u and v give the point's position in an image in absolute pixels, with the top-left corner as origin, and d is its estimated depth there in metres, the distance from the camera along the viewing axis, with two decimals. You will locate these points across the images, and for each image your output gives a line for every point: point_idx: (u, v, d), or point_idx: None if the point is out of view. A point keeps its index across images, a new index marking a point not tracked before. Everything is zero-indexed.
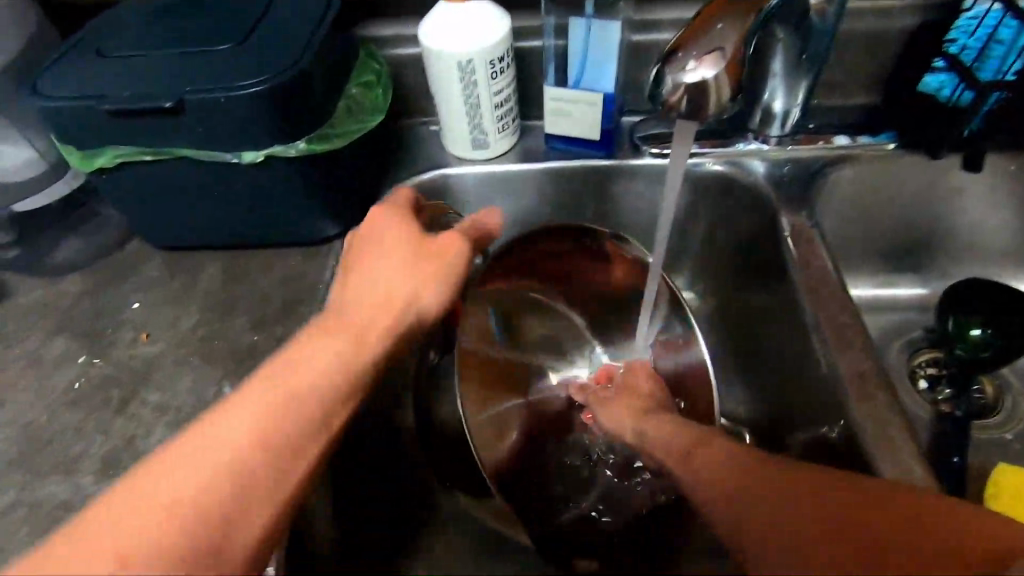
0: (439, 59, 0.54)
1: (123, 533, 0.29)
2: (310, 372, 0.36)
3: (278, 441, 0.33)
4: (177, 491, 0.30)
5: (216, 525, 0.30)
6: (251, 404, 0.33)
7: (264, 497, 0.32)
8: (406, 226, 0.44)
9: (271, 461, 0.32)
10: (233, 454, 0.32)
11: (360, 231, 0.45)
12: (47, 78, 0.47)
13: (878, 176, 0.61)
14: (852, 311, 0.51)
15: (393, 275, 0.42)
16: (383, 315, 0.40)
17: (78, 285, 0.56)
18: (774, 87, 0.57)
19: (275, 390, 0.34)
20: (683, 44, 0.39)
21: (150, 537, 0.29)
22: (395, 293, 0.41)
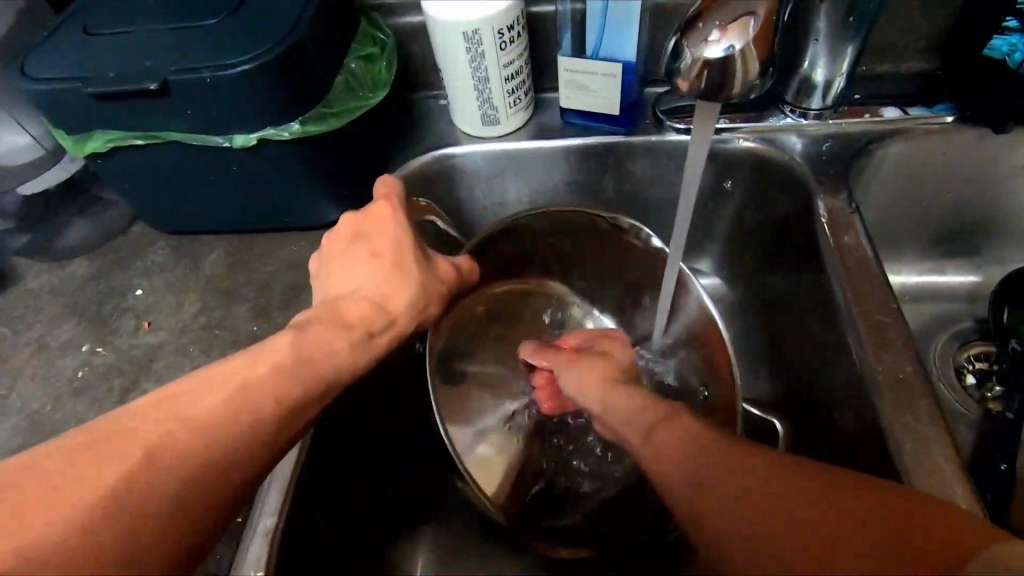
0: (442, 29, 0.50)
1: (87, 488, 0.26)
2: (307, 345, 0.34)
3: (264, 403, 0.31)
4: (153, 447, 0.28)
5: (188, 490, 0.28)
6: (242, 371, 0.32)
7: (241, 460, 0.30)
8: (404, 228, 0.43)
9: (255, 423, 0.31)
10: (216, 418, 0.30)
11: (358, 226, 0.43)
12: (33, 58, 0.45)
13: (931, 152, 0.55)
14: (894, 308, 0.46)
15: (397, 283, 0.41)
16: (383, 316, 0.39)
17: (85, 270, 0.56)
18: (815, 55, 0.51)
19: (273, 355, 0.33)
20: (705, 12, 0.34)
21: (104, 485, 0.26)
22: (396, 304, 0.40)
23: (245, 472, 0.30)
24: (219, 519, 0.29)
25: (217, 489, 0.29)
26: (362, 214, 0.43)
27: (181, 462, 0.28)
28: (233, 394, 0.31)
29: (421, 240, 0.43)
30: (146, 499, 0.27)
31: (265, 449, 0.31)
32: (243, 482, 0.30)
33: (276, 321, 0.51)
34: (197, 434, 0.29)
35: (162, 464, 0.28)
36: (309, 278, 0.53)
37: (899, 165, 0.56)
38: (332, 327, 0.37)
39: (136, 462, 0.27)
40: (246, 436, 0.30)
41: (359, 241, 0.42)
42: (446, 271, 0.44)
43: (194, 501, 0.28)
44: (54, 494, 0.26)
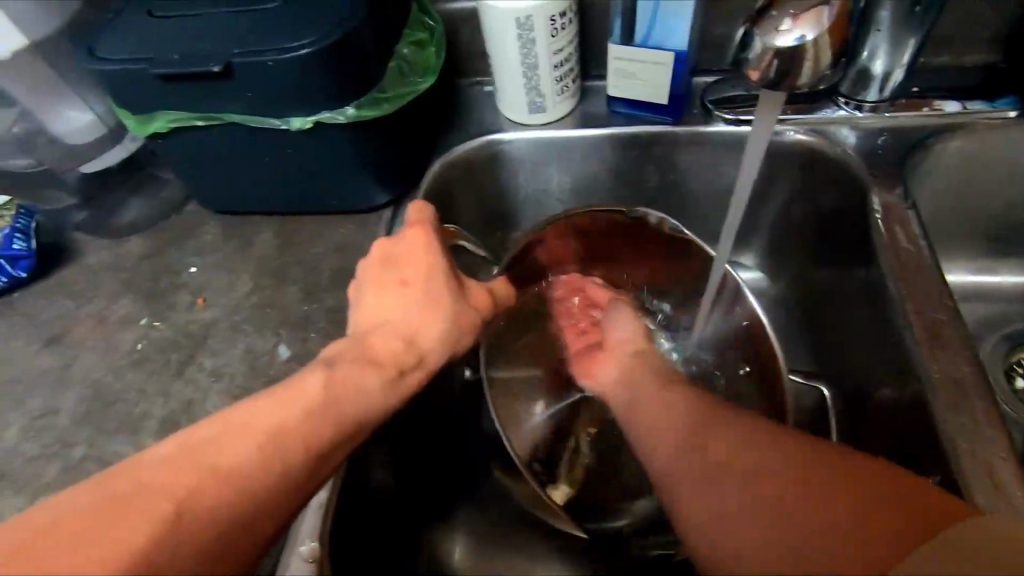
0: (495, 16, 0.50)
1: (116, 543, 0.26)
2: (339, 385, 0.34)
3: (294, 449, 0.31)
4: (182, 499, 0.27)
5: (216, 545, 0.28)
6: (272, 415, 0.31)
7: (270, 510, 0.30)
8: (433, 253, 0.41)
9: (285, 471, 0.30)
10: (245, 470, 0.29)
11: (391, 253, 0.42)
12: (102, 39, 0.46)
13: (993, 147, 0.53)
14: (949, 306, 0.45)
15: (426, 317, 0.39)
16: (415, 353, 0.38)
17: (141, 247, 0.58)
18: (875, 44, 0.50)
19: (304, 396, 0.32)
20: (777, 1, 0.33)
21: (137, 544, 0.26)
22: (425, 337, 0.39)
23: (275, 521, 0.30)
24: (247, 561, 0.29)
25: (244, 539, 0.29)
26: (392, 243, 0.42)
27: (209, 517, 0.28)
28: (264, 442, 0.30)
29: (455, 268, 0.42)
30: (172, 555, 0.26)
31: (294, 495, 0.31)
32: (272, 527, 0.30)
33: (325, 301, 0.52)
34: (228, 486, 0.28)
35: (191, 520, 0.27)
36: (356, 260, 0.54)
37: (957, 162, 0.54)
38: (364, 364, 0.36)
39: (165, 515, 0.27)
40: (276, 486, 0.30)
41: (392, 270, 0.41)
42: (480, 300, 0.42)
43: (222, 557, 0.28)
44: (85, 549, 0.26)
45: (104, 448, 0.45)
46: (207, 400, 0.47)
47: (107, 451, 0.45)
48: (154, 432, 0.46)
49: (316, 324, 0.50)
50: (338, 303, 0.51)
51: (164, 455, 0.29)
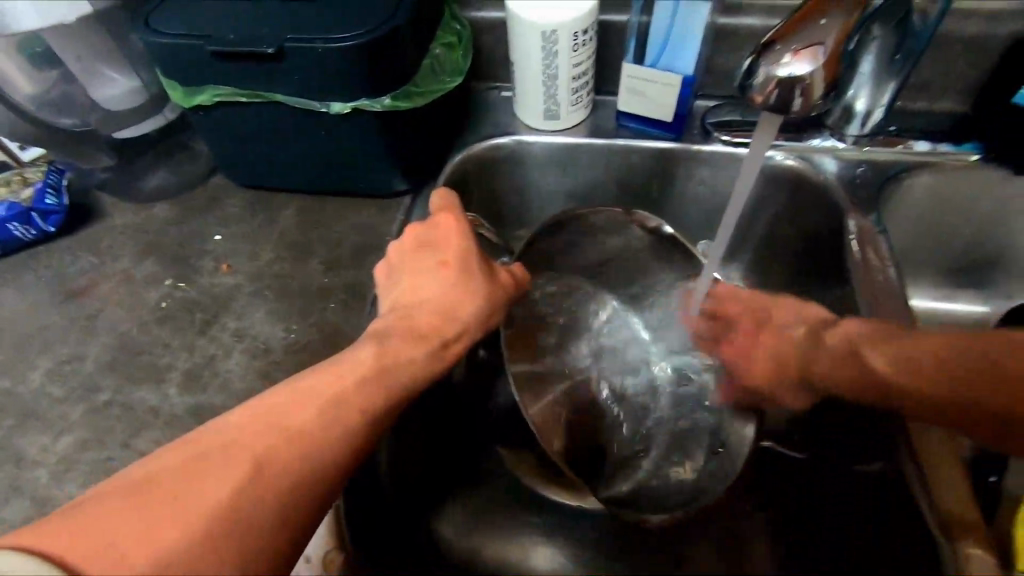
0: (523, 26, 0.54)
1: (209, 494, 0.29)
2: (386, 359, 0.38)
3: (352, 415, 0.34)
4: (261, 458, 0.31)
5: (293, 500, 0.31)
6: (328, 386, 0.35)
7: (333, 465, 0.33)
8: (467, 240, 0.45)
9: (345, 432, 0.34)
10: (314, 433, 0.33)
11: (428, 237, 0.46)
12: (160, 14, 0.50)
13: (957, 186, 0.60)
14: (911, 322, 0.50)
15: (463, 295, 0.43)
16: (454, 326, 0.42)
17: (166, 212, 0.61)
18: (860, 84, 0.56)
19: (357, 370, 0.36)
20: (781, 37, 0.38)
21: (226, 494, 0.29)
22: (463, 314, 0.43)
23: (337, 480, 0.33)
24: (317, 514, 0.33)
25: (317, 495, 0.32)
26: (429, 228, 0.46)
27: (287, 473, 0.31)
28: (325, 406, 0.34)
29: (483, 252, 0.46)
30: (258, 504, 0.30)
31: (354, 452, 0.34)
32: (335, 484, 0.33)
33: (345, 276, 0.55)
34: (298, 445, 0.32)
35: (270, 475, 0.31)
36: (375, 241, 0.58)
37: (925, 197, 0.61)
38: (409, 339, 0.40)
39: (246, 471, 0.30)
40: (340, 448, 0.33)
41: (427, 250, 0.45)
42: (506, 275, 0.47)
43: (296, 507, 0.31)
44: (179, 501, 0.29)
45: (129, 396, 0.48)
46: (229, 357, 0.50)
47: (133, 398, 0.48)
48: (178, 383, 0.49)
49: (334, 296, 0.54)
50: (357, 278, 0.55)
51: (236, 425, 0.33)
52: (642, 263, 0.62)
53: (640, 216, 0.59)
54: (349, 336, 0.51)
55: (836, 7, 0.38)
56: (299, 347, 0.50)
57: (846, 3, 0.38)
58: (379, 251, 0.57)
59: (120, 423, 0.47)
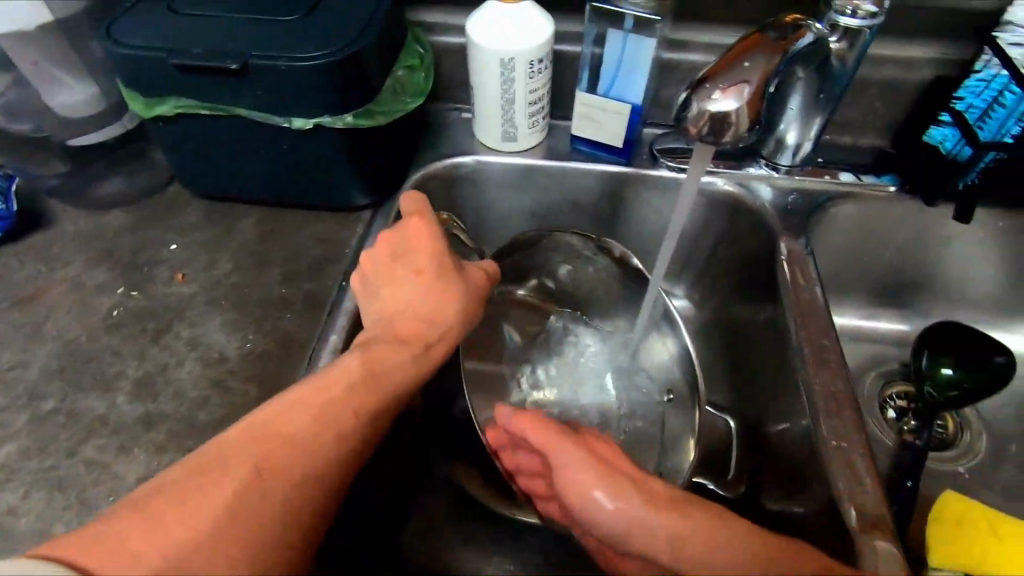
0: (483, 53, 0.57)
1: (212, 499, 0.32)
2: (374, 364, 0.40)
3: (345, 418, 0.37)
4: (259, 464, 0.34)
5: (292, 503, 0.34)
6: (322, 395, 0.37)
7: (331, 464, 0.36)
8: (440, 245, 0.47)
9: (339, 434, 0.36)
10: (311, 439, 0.36)
11: (402, 246, 0.47)
12: (124, 26, 0.50)
13: (877, 215, 0.65)
14: (833, 337, 0.54)
15: (442, 300, 0.45)
16: (435, 329, 0.45)
17: (121, 220, 0.60)
18: (789, 120, 0.61)
19: (347, 376, 0.39)
20: (712, 76, 0.42)
21: (228, 499, 0.32)
22: (441, 319, 0.45)
23: (335, 477, 0.36)
24: (321, 510, 0.36)
25: (318, 492, 0.35)
26: (401, 235, 0.47)
27: (285, 476, 0.34)
28: (318, 412, 0.36)
29: (454, 251, 0.48)
30: (262, 505, 0.33)
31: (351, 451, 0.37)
32: (335, 481, 0.36)
33: (303, 287, 0.56)
34: (294, 448, 0.35)
35: (268, 479, 0.33)
36: (334, 253, 0.59)
37: (849, 223, 0.66)
38: (393, 344, 0.43)
39: (244, 477, 0.33)
40: (334, 449, 0.36)
41: (402, 259, 0.47)
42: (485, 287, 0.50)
43: (299, 504, 0.34)
44: (182, 508, 0.31)
45: (76, 404, 0.48)
46: (181, 366, 0.50)
47: (79, 406, 0.48)
48: (127, 391, 0.49)
49: (292, 307, 0.54)
50: (315, 290, 0.56)
51: (234, 437, 0.35)
52: (593, 291, 0.65)
53: (612, 246, 0.61)
54: (305, 345, 0.51)
55: (759, 52, 0.42)
56: (254, 355, 0.51)
57: (768, 48, 0.43)
58: (339, 264, 0.58)
59: (66, 431, 0.47)
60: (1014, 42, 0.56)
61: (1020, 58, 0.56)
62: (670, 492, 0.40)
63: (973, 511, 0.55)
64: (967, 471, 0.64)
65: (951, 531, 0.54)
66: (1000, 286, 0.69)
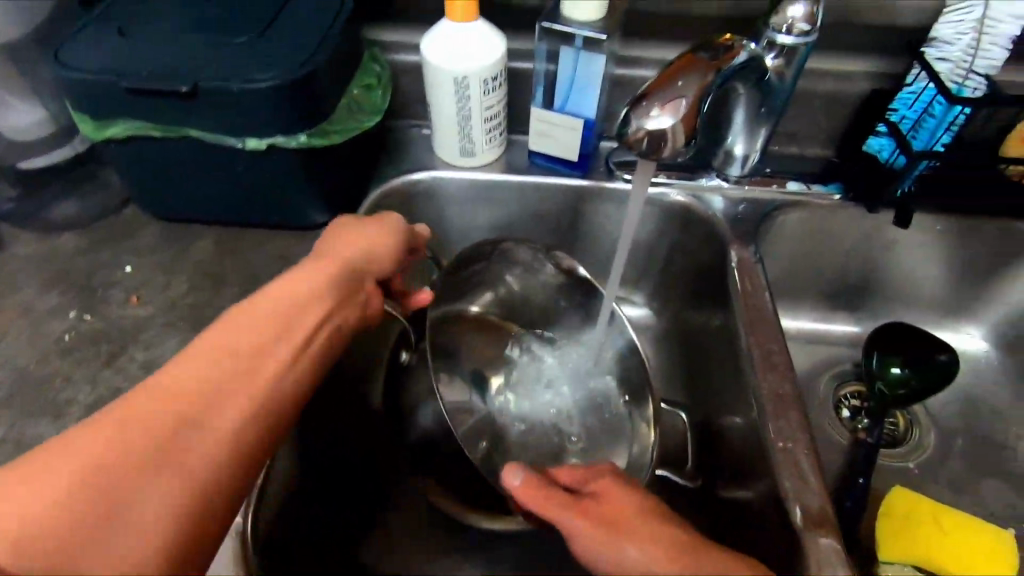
0: (437, 72, 0.59)
1: (81, 452, 0.33)
2: (250, 310, 0.41)
3: (217, 365, 0.38)
4: (124, 419, 0.35)
5: (161, 448, 0.34)
6: (200, 345, 0.39)
7: (202, 409, 0.36)
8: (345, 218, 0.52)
9: (210, 378, 0.37)
10: (210, 378, 0.37)
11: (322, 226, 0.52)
12: (71, 49, 0.50)
13: (824, 221, 0.68)
14: (780, 341, 0.56)
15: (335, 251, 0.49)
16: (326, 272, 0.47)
17: (74, 243, 0.60)
18: (736, 133, 0.64)
19: (222, 327, 0.40)
20: (649, 94, 0.44)
21: (94, 450, 0.33)
22: (334, 263, 0.48)
23: (210, 422, 0.36)
24: (196, 458, 0.35)
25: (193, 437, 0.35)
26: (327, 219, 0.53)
27: (153, 422, 0.35)
28: (189, 364, 0.38)
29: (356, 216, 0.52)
30: (124, 453, 0.34)
31: (223, 398, 0.37)
32: (210, 428, 0.36)
33: None
34: (160, 399, 0.36)
35: (135, 430, 0.34)
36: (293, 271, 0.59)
37: (797, 230, 0.69)
38: (281, 288, 0.44)
39: (109, 431, 0.34)
40: (204, 394, 0.37)
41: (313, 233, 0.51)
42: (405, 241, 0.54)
43: (167, 450, 0.34)
44: (50, 467, 0.33)
45: (25, 431, 0.48)
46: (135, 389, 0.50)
47: (29, 432, 0.48)
48: (79, 417, 0.48)
49: None
50: None
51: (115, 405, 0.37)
52: (544, 305, 0.67)
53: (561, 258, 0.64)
54: None
55: (692, 72, 0.44)
56: None
57: (701, 68, 0.45)
58: None
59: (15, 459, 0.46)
60: (940, 57, 0.58)
61: (946, 73, 0.58)
62: (688, 538, 0.40)
63: (920, 506, 0.57)
64: (917, 466, 0.67)
65: (899, 529, 0.56)
66: (942, 286, 0.73)
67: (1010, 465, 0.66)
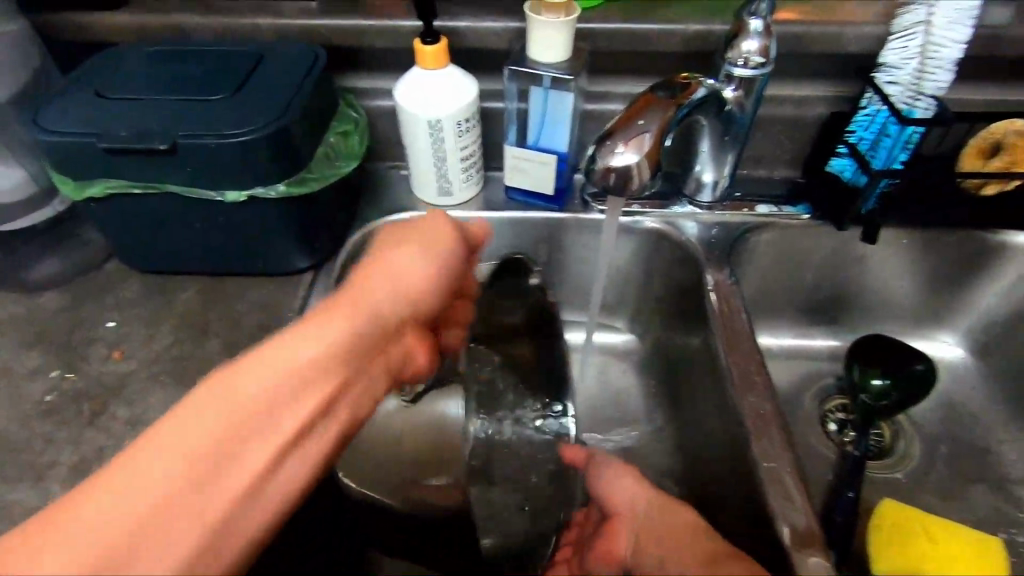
0: (411, 117, 0.60)
1: (74, 535, 0.31)
2: (273, 374, 0.37)
3: (231, 445, 0.35)
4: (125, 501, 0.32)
5: (160, 540, 0.32)
6: (216, 413, 0.35)
7: (213, 496, 0.34)
8: (388, 253, 0.47)
9: (221, 459, 0.34)
10: (197, 470, 0.34)
11: (370, 260, 0.47)
12: (51, 113, 0.51)
13: (795, 240, 0.70)
14: (759, 360, 0.58)
15: (371, 297, 0.44)
16: (360, 328, 0.42)
17: (55, 301, 0.61)
18: (704, 161, 0.66)
19: (244, 389, 0.36)
20: (613, 132, 0.46)
21: (86, 535, 0.31)
22: (371, 311, 0.43)
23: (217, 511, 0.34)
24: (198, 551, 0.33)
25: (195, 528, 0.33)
26: (381, 251, 0.47)
27: (154, 509, 0.32)
28: (202, 439, 0.34)
29: (400, 251, 0.47)
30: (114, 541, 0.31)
31: (236, 485, 0.34)
32: (217, 515, 0.33)
33: None
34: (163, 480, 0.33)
35: (136, 513, 0.32)
36: (276, 318, 0.59)
37: (769, 250, 0.71)
38: (310, 341, 0.39)
39: (106, 510, 0.31)
40: (219, 480, 0.34)
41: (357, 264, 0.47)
42: (433, 280, 0.48)
43: (167, 542, 0.32)
44: (38, 551, 0.30)
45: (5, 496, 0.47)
46: (119, 447, 0.50)
47: (10, 499, 0.47)
48: (61, 479, 0.48)
49: None
50: None
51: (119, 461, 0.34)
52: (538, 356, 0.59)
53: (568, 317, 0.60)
54: None
55: (653, 109, 0.46)
56: None
57: (661, 104, 0.47)
58: (282, 328, 0.58)
59: None
60: (890, 80, 0.61)
61: (896, 96, 0.61)
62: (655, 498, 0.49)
63: (910, 513, 0.58)
64: (905, 476, 0.67)
65: (888, 533, 0.57)
66: (914, 297, 0.75)
67: (994, 470, 0.67)
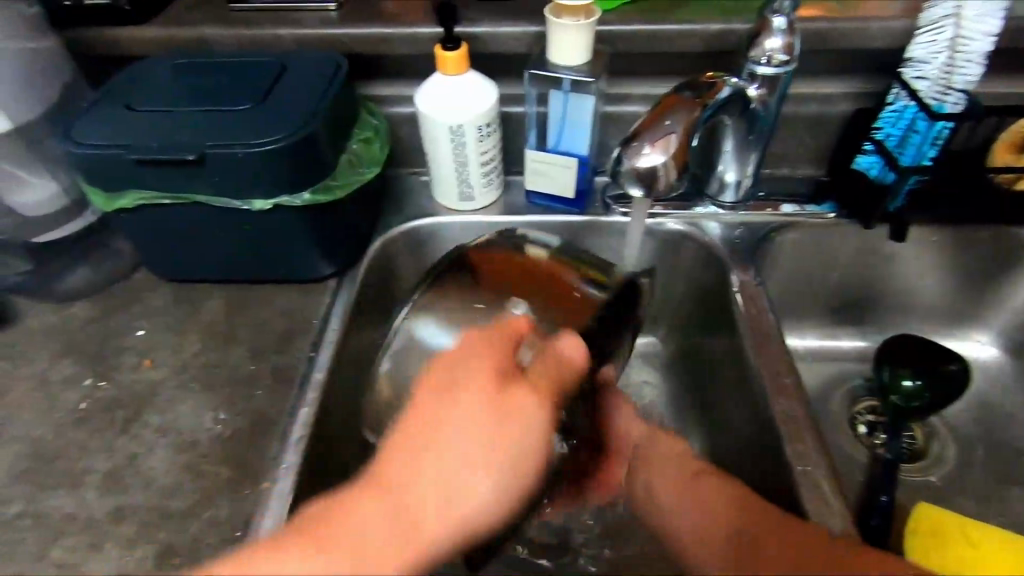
0: (433, 122, 0.61)
1: None
2: (348, 551, 0.34)
3: None
4: None
5: None
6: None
7: None
8: (489, 417, 0.36)
9: None
10: None
11: (470, 416, 0.36)
12: (82, 127, 0.52)
13: (822, 239, 0.69)
14: (789, 362, 0.57)
15: (467, 483, 0.35)
16: (444, 521, 0.35)
17: (87, 311, 0.62)
18: (727, 161, 0.65)
19: (314, 559, 0.33)
20: (640, 133, 0.46)
21: None
22: (459, 505, 0.35)
23: None
24: None
25: None
26: (485, 406, 0.36)
27: None
28: None
29: (504, 422, 0.36)
30: None
31: None
32: None
33: (271, 362, 0.57)
34: None
35: None
36: (302, 325, 0.60)
37: (795, 250, 0.70)
38: (388, 524, 0.34)
39: None
40: None
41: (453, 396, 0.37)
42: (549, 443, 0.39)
43: None
44: None
45: (43, 503, 0.49)
46: (151, 454, 0.51)
47: (48, 506, 0.48)
48: (97, 486, 0.49)
49: (262, 384, 0.55)
50: (283, 364, 0.57)
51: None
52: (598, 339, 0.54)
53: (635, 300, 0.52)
54: (275, 421, 0.52)
55: (679, 110, 0.46)
56: (224, 437, 0.52)
57: (686, 105, 0.46)
58: (306, 335, 0.59)
59: (34, 534, 0.47)
60: (918, 75, 0.60)
61: (925, 90, 0.59)
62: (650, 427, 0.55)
63: (947, 517, 0.56)
64: (940, 480, 0.66)
65: (924, 539, 0.56)
66: (945, 295, 0.73)
67: None
